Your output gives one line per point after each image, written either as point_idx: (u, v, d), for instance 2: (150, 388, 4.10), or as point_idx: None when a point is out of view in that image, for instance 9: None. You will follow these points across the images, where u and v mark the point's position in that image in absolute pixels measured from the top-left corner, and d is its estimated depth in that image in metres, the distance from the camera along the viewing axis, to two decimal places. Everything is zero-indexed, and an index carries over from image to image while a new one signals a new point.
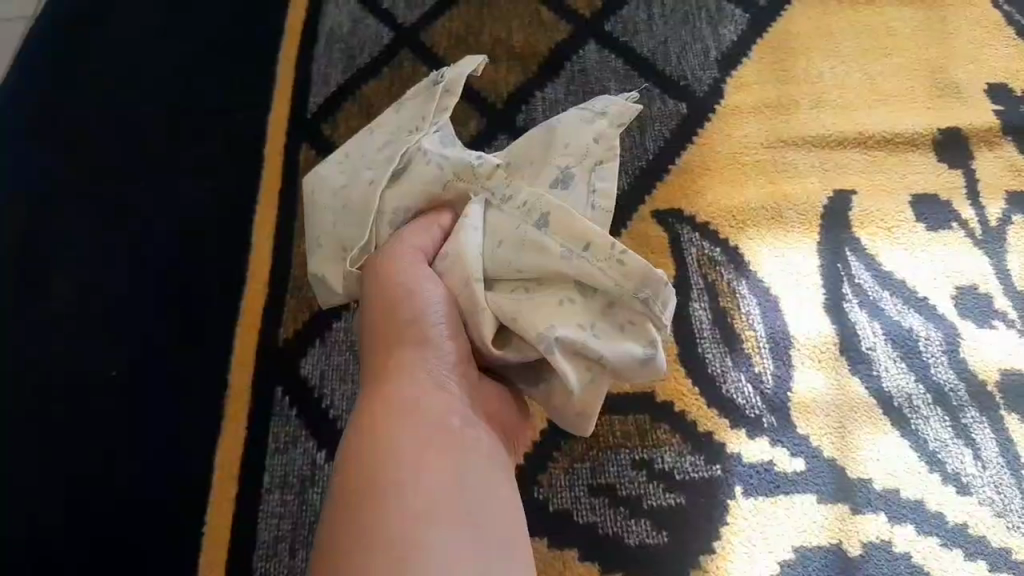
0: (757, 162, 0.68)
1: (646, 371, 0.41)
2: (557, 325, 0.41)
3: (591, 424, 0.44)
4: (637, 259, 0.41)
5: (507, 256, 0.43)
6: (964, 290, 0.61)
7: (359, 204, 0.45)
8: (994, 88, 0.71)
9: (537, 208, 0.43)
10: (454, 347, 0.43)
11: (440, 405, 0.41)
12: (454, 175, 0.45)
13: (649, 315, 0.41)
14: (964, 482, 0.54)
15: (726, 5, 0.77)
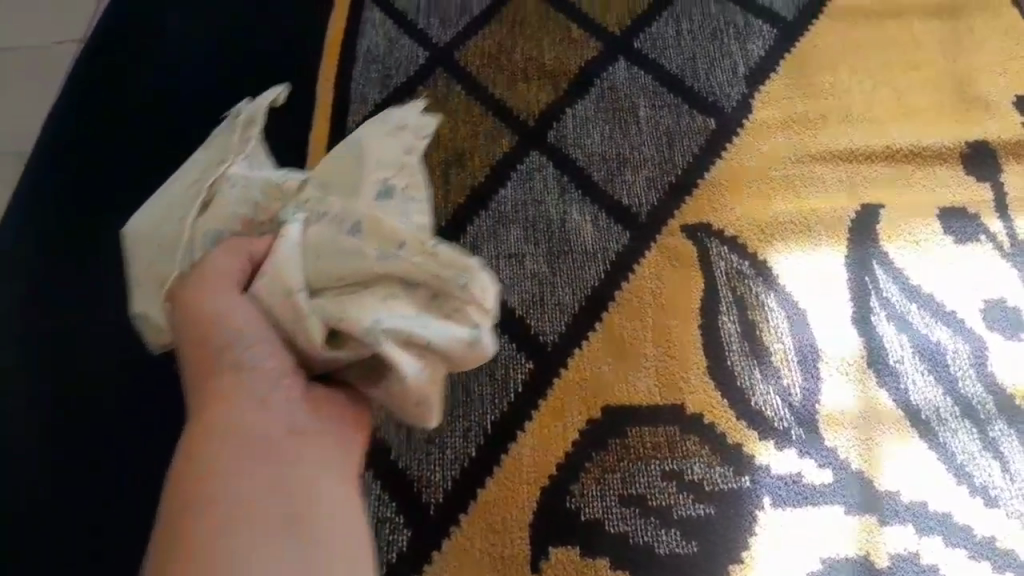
0: (785, 175, 0.69)
1: (476, 354, 0.41)
2: (384, 317, 0.39)
3: (435, 413, 0.42)
4: (448, 249, 0.41)
5: (327, 264, 0.41)
6: (993, 303, 0.62)
7: (171, 239, 0.44)
8: (1022, 100, 0.72)
9: (348, 217, 0.42)
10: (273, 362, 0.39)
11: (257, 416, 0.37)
12: (265, 197, 0.45)
13: (468, 299, 0.41)
14: (992, 494, 0.55)
15: (754, 22, 0.78)
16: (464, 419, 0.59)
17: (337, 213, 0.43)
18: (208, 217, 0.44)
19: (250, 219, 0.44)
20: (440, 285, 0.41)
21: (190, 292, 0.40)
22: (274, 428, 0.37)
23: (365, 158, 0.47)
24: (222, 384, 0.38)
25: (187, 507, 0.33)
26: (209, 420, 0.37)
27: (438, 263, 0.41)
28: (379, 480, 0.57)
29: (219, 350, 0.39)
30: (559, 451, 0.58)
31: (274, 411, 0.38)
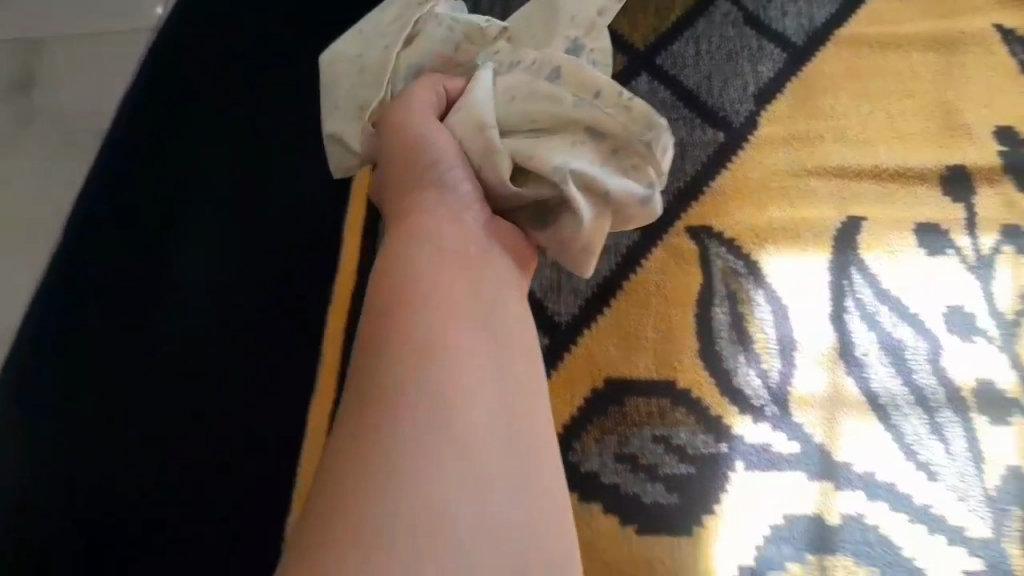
0: (782, 187, 0.78)
1: (644, 209, 0.50)
2: (571, 161, 0.48)
3: (591, 260, 0.51)
4: (641, 104, 0.49)
5: (519, 111, 0.51)
6: (953, 309, 0.71)
7: (374, 66, 0.55)
8: (1001, 130, 0.81)
9: (547, 64, 0.51)
10: (469, 189, 0.50)
11: (454, 231, 0.48)
12: (463, 38, 0.55)
13: (648, 157, 0.50)
14: (934, 470, 0.64)
15: (766, 46, 0.87)
16: None
17: (535, 64, 0.52)
18: (411, 49, 0.55)
19: (449, 58, 0.56)
20: (626, 137, 0.49)
21: (402, 116, 0.51)
22: (450, 302, 0.44)
23: (558, 19, 0.54)
24: (421, 199, 0.50)
25: (408, 286, 0.44)
26: (419, 227, 0.48)
27: (629, 120, 0.49)
28: None
29: (422, 171, 0.50)
30: (571, 408, 0.68)
31: (465, 226, 0.49)
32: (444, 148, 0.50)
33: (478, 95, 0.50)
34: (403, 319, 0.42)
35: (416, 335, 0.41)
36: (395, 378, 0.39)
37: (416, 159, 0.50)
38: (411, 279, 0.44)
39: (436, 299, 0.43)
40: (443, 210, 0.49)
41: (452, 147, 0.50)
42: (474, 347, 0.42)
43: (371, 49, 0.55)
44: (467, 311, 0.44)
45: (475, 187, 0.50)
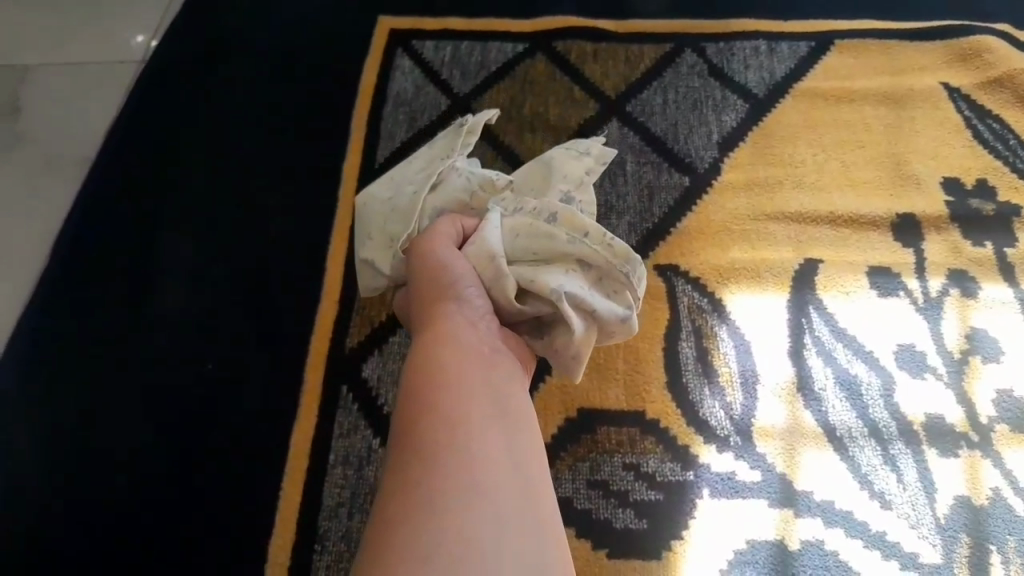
0: (744, 229, 0.82)
1: (624, 327, 0.57)
2: (565, 283, 0.55)
3: (580, 369, 0.58)
4: (622, 244, 0.56)
5: (523, 243, 0.57)
6: (904, 347, 0.75)
7: (404, 208, 0.60)
8: (948, 181, 0.86)
9: (545, 210, 0.58)
10: (481, 304, 0.56)
11: (470, 335, 0.54)
12: (478, 187, 0.61)
13: (627, 286, 0.57)
14: (887, 499, 0.68)
15: (729, 96, 0.92)
16: None
17: (535, 210, 0.58)
18: (435, 195, 0.61)
19: (466, 203, 0.61)
20: (609, 268, 0.57)
21: (424, 246, 0.57)
22: (461, 408, 0.48)
23: (553, 175, 0.61)
24: (441, 310, 0.55)
25: (429, 382, 0.49)
26: (437, 332, 0.53)
27: (612, 254, 0.56)
28: None
29: (442, 289, 0.56)
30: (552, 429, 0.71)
31: (481, 334, 0.54)
32: (463, 272, 0.56)
33: (489, 229, 0.57)
34: (428, 409, 0.48)
35: (438, 425, 0.47)
36: (422, 460, 0.45)
37: (435, 277, 0.56)
38: (432, 376, 0.50)
39: (453, 390, 0.49)
40: (458, 318, 0.55)
41: (470, 270, 0.57)
42: (487, 448, 0.46)
43: (403, 194, 0.61)
44: (479, 412, 0.49)
45: (488, 304, 0.56)
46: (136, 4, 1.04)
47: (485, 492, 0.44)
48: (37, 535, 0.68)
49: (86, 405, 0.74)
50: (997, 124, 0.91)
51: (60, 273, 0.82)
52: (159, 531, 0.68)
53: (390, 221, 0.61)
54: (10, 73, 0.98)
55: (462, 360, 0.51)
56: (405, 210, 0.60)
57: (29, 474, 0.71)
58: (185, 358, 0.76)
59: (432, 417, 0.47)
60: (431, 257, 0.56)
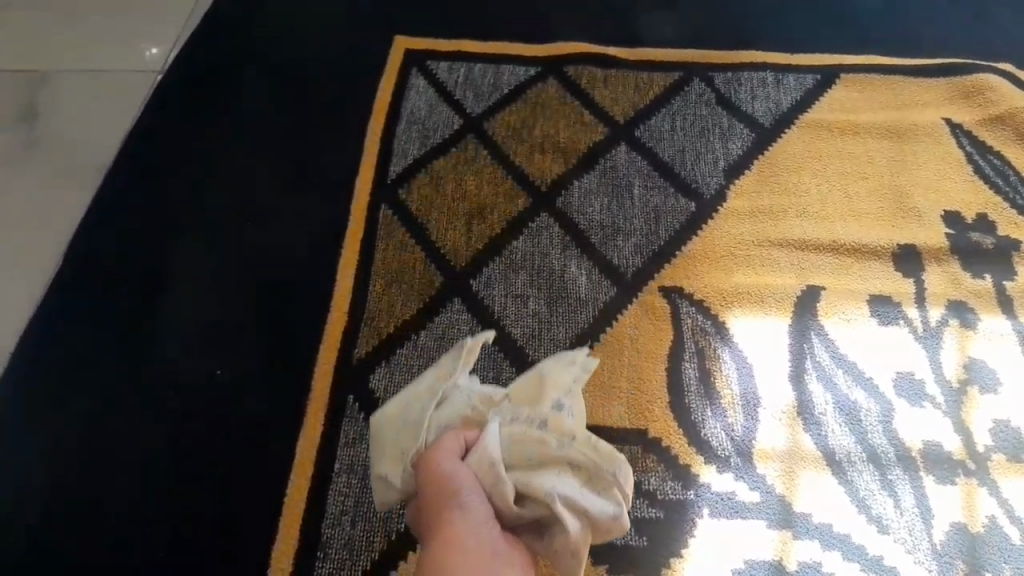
0: (748, 255, 0.84)
1: (617, 526, 0.58)
2: (556, 485, 0.56)
3: (580, 568, 0.58)
4: (607, 446, 0.57)
5: (520, 450, 0.58)
6: (903, 375, 0.76)
7: (412, 424, 0.59)
8: (948, 214, 0.88)
9: (538, 415, 0.59)
10: (483, 509, 0.57)
11: (473, 542, 0.55)
12: (478, 404, 0.61)
13: (616, 484, 0.58)
14: (884, 523, 0.68)
15: (736, 124, 0.94)
16: None
17: (529, 416, 0.59)
18: (439, 415, 0.60)
19: (468, 417, 0.61)
20: (596, 467, 0.57)
21: (427, 462, 0.57)
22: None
23: (545, 383, 0.61)
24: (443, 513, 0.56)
25: None
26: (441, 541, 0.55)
27: (598, 455, 0.57)
28: None
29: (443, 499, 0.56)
30: None
31: (483, 540, 0.56)
32: (467, 482, 0.56)
33: (491, 438, 0.57)
34: None
35: None
36: None
37: (438, 488, 0.56)
38: None
39: None
40: (462, 523, 0.55)
41: (471, 476, 0.56)
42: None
43: (412, 414, 0.60)
44: None
45: (488, 511, 0.57)
46: (155, 16, 1.06)
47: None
48: (42, 534, 0.68)
49: (95, 408, 0.75)
50: (997, 159, 0.92)
51: (74, 277, 0.83)
52: (162, 533, 0.68)
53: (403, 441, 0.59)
54: (30, 79, 1.00)
55: (466, 570, 0.54)
56: (414, 431, 0.59)
57: (36, 473, 0.71)
58: (194, 365, 0.77)
59: None
60: (435, 466, 0.56)
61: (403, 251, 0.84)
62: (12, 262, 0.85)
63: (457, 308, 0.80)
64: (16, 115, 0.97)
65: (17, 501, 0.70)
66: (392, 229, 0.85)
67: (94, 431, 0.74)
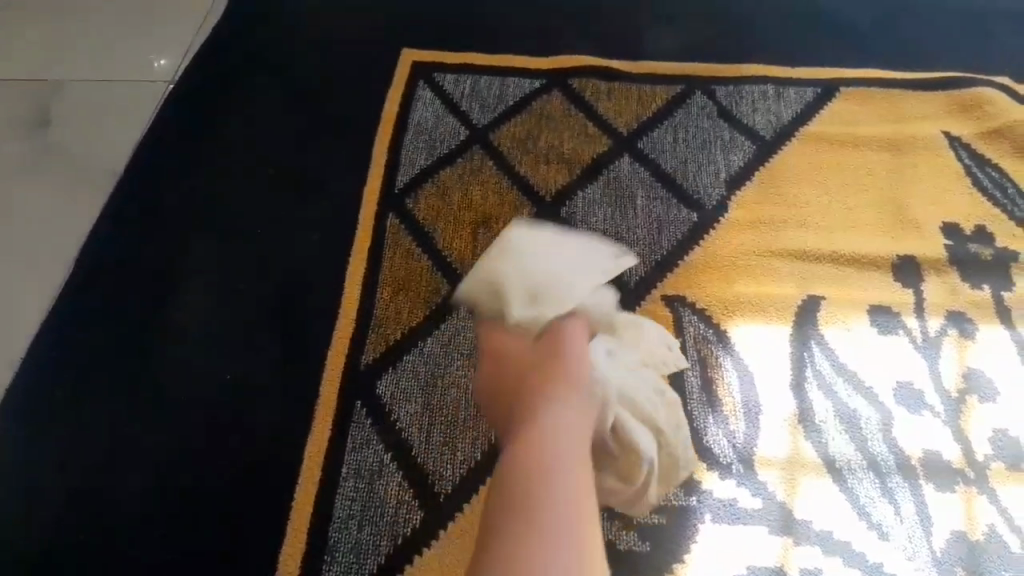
0: (749, 265, 0.85)
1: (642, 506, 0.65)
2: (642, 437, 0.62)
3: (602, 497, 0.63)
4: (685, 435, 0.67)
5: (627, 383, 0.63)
6: (902, 384, 0.77)
7: (543, 278, 0.67)
8: (947, 226, 0.89)
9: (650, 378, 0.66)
10: (578, 376, 0.56)
11: (565, 392, 0.54)
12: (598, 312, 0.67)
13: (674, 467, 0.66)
14: (885, 530, 0.69)
15: (737, 137, 0.96)
16: (471, 429, 0.74)
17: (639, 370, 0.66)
18: (570, 287, 0.67)
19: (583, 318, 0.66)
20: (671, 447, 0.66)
21: (553, 339, 0.60)
22: (554, 457, 0.46)
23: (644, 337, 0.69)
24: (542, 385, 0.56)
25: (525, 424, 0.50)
26: (531, 398, 0.54)
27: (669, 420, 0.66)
28: (402, 471, 0.72)
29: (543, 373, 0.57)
30: None
31: (574, 396, 0.54)
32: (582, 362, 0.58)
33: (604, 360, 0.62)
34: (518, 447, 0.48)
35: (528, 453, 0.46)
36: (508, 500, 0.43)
37: (538, 368, 0.58)
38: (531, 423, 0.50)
39: (543, 427, 0.49)
40: (551, 385, 0.55)
41: (581, 360, 0.58)
42: (575, 492, 0.44)
43: (560, 264, 0.68)
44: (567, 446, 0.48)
45: (586, 378, 0.56)
46: (167, 26, 1.08)
47: (574, 539, 0.41)
48: (54, 535, 0.69)
49: (106, 411, 0.76)
50: (996, 172, 0.94)
51: (85, 281, 0.84)
52: (172, 535, 0.69)
53: (557, 262, 0.69)
54: (44, 87, 1.01)
55: (553, 412, 0.52)
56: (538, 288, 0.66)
57: (48, 475, 0.73)
58: (203, 369, 0.78)
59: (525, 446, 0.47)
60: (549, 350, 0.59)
61: (409, 259, 0.85)
62: (25, 268, 0.87)
63: (462, 316, 0.81)
64: (29, 123, 0.98)
65: (29, 501, 0.71)
66: (399, 239, 0.86)
67: (105, 434, 0.75)
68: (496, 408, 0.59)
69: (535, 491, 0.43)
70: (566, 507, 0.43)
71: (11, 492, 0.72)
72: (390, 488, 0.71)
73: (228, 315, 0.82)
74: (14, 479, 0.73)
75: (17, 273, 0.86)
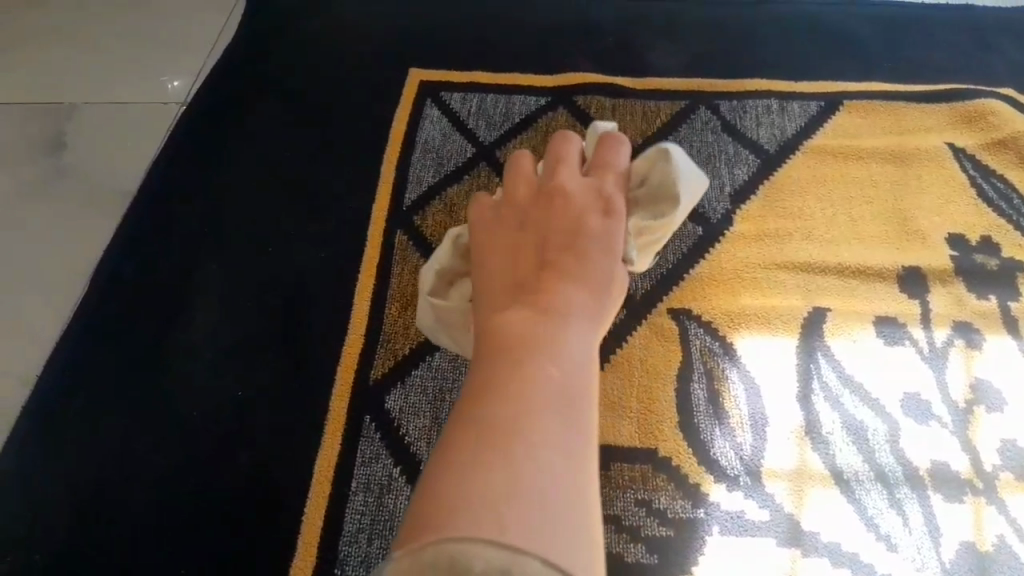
0: (755, 278, 0.85)
1: None
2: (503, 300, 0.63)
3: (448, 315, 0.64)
4: None
5: None
6: (910, 395, 0.77)
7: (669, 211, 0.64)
8: (953, 237, 0.89)
9: None
10: (595, 250, 0.52)
11: (574, 264, 0.50)
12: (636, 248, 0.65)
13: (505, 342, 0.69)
14: (892, 541, 0.70)
15: (742, 151, 0.96)
16: None
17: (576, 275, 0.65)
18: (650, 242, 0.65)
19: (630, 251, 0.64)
20: None
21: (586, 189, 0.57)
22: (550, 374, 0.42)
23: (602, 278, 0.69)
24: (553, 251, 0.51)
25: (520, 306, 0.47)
26: (540, 264, 0.50)
27: None
28: (410, 485, 0.73)
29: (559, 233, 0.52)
30: None
31: (587, 271, 0.50)
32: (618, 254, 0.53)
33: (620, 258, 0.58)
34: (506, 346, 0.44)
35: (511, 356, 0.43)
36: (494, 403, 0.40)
37: (559, 221, 0.54)
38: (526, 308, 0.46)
39: (537, 316, 0.46)
40: (562, 255, 0.51)
41: (612, 247, 0.53)
42: (561, 398, 0.41)
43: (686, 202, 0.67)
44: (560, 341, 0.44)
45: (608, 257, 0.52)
46: (179, 49, 1.09)
47: (554, 456, 0.39)
48: (70, 551, 0.71)
49: (119, 428, 0.77)
50: (1001, 184, 0.94)
51: (97, 299, 0.85)
52: (184, 551, 0.70)
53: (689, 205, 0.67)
54: (58, 111, 1.03)
55: (553, 292, 0.48)
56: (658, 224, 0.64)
57: (62, 491, 0.74)
58: (214, 386, 0.79)
59: (512, 343, 0.44)
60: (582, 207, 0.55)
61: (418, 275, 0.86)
62: (40, 288, 0.88)
63: None
64: (44, 146, 1.00)
65: (43, 518, 0.72)
66: (407, 255, 0.87)
67: (118, 451, 0.76)
68: (517, 240, 0.53)
69: (513, 399, 0.40)
70: (556, 428, 0.40)
71: (26, 509, 0.73)
72: (399, 501, 0.72)
73: (238, 332, 0.83)
74: (30, 497, 0.74)
75: (32, 294, 0.88)
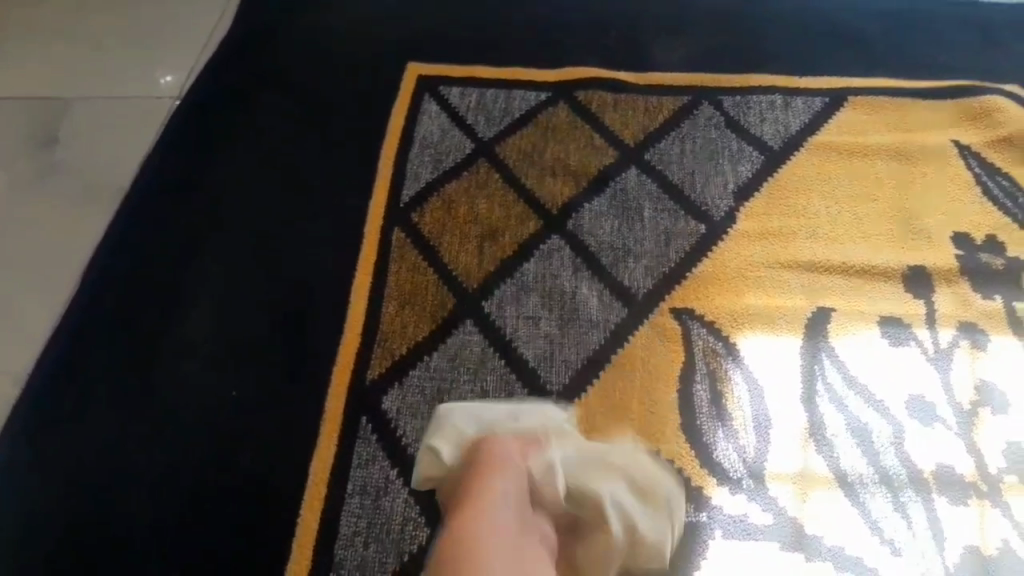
0: (759, 277, 0.84)
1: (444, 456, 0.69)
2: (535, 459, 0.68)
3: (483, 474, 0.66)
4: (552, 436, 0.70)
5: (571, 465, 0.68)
6: (914, 397, 0.76)
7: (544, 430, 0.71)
8: (958, 236, 0.88)
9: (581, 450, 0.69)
10: (513, 515, 0.60)
11: (487, 527, 0.58)
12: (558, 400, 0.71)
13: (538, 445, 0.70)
14: (897, 545, 0.69)
15: (745, 147, 0.95)
16: None
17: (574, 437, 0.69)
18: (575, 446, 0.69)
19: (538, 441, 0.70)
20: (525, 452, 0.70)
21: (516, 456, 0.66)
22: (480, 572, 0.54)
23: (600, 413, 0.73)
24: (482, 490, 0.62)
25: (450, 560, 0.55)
26: (459, 525, 0.58)
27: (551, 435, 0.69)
28: (408, 487, 0.72)
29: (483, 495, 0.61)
30: None
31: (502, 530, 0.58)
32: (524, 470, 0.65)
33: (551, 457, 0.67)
34: None
35: None
36: None
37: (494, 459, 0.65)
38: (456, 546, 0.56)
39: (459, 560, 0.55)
40: (478, 508, 0.59)
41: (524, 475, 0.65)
42: None
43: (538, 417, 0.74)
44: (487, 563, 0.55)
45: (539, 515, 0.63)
46: (174, 42, 1.08)
47: None
48: (63, 553, 0.69)
49: (112, 426, 0.76)
50: (1006, 181, 0.93)
51: (91, 296, 0.84)
52: (178, 550, 0.69)
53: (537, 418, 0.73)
54: (51, 105, 1.02)
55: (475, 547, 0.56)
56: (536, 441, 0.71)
57: (57, 490, 0.73)
58: (210, 385, 0.78)
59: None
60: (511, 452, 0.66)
61: (417, 272, 0.85)
62: (34, 285, 0.87)
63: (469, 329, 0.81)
64: (36, 140, 0.98)
65: (36, 518, 0.71)
66: (405, 253, 0.86)
67: (111, 452, 0.74)
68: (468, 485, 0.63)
69: None
70: None
71: (18, 510, 0.72)
72: (396, 503, 0.71)
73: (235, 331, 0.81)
74: (22, 499, 0.72)
75: (25, 290, 0.86)
